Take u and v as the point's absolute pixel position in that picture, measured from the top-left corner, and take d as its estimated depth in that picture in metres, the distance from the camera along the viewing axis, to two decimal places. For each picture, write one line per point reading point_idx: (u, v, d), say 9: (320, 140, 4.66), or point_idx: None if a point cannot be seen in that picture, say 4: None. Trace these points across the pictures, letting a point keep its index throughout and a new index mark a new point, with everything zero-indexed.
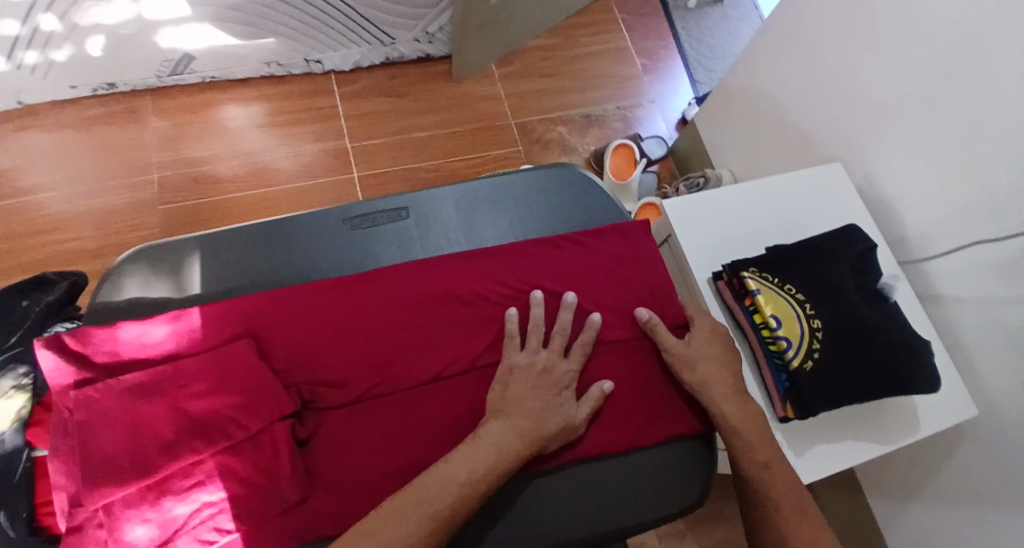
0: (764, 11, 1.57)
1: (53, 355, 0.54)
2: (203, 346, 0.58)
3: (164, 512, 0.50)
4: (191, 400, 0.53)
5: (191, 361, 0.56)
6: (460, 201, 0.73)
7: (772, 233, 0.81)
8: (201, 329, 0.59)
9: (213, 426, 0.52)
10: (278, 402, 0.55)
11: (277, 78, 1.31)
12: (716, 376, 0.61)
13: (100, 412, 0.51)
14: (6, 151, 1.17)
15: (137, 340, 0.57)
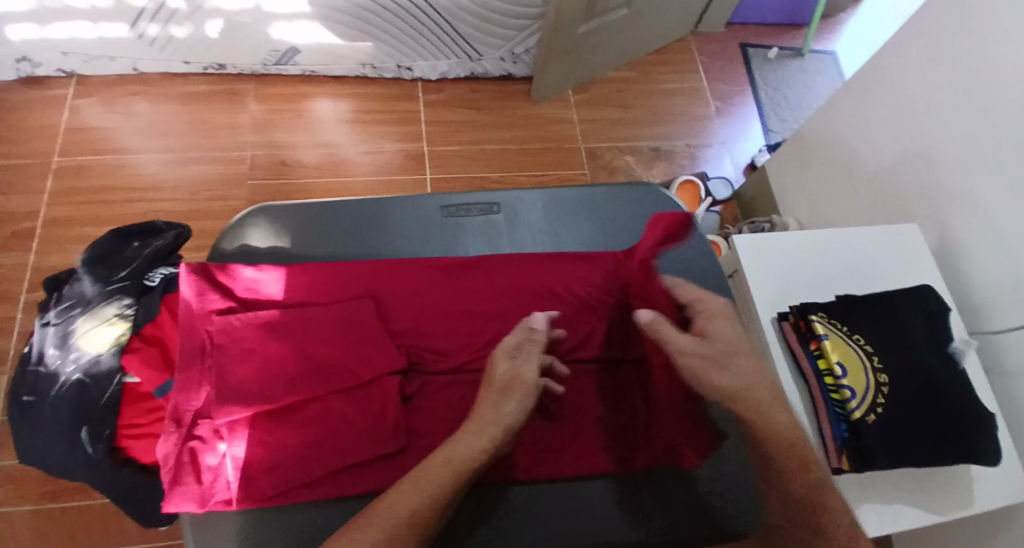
0: (845, 70, 1.57)
1: (191, 281, 0.59)
2: (322, 301, 0.63)
3: (279, 436, 0.54)
4: (317, 347, 0.58)
5: (318, 311, 0.61)
6: (549, 206, 0.78)
7: (842, 282, 0.80)
8: (319, 286, 0.64)
9: (334, 375, 0.57)
10: (388, 360, 0.60)
11: (368, 79, 1.39)
12: (750, 390, 0.57)
13: (239, 342, 0.57)
14: (118, 114, 1.27)
15: (257, 286, 0.62)
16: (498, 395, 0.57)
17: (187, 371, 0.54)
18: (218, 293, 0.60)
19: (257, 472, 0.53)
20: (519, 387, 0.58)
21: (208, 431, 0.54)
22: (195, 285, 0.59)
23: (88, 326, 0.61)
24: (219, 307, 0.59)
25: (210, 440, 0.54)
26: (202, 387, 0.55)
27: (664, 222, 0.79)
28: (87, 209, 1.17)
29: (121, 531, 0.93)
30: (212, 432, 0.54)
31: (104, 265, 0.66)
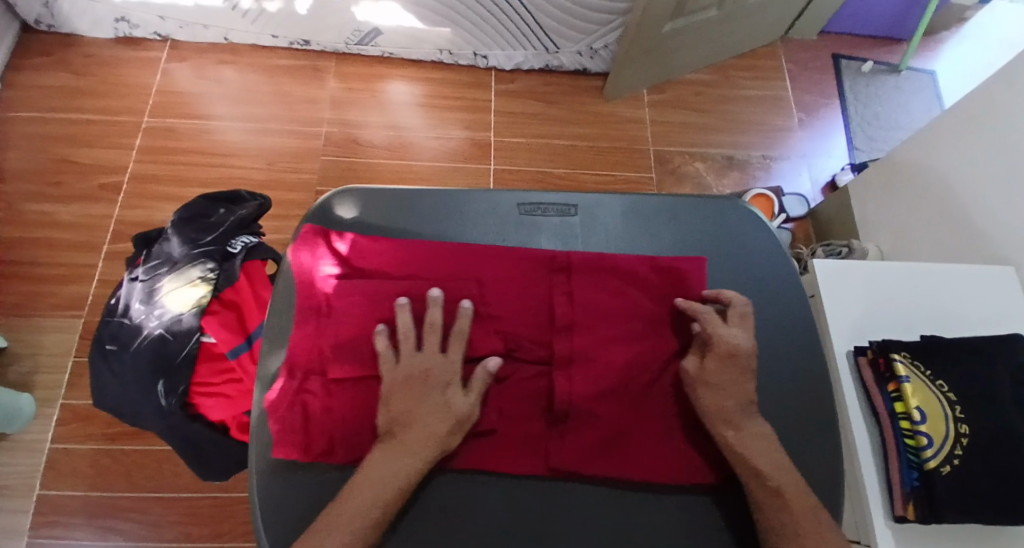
0: (946, 91, 1.46)
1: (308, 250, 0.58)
2: (432, 272, 0.57)
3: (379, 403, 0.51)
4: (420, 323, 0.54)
5: (421, 286, 0.56)
6: (630, 214, 0.61)
7: (927, 323, 0.75)
8: (429, 256, 0.58)
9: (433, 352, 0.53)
10: (482, 344, 0.54)
11: (444, 64, 1.40)
12: (726, 406, 0.49)
13: (350, 306, 0.55)
14: (206, 80, 1.33)
15: (367, 253, 0.58)
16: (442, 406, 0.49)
17: (304, 327, 0.55)
18: (332, 255, 0.58)
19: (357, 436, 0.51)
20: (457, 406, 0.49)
21: (316, 389, 0.53)
22: (319, 252, 0.58)
23: (174, 285, 0.64)
24: (335, 272, 0.58)
25: (315, 395, 0.53)
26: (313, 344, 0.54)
27: (757, 243, 0.61)
28: (171, 170, 1.23)
29: (175, 476, 0.99)
30: (321, 391, 0.53)
31: (193, 227, 0.69)
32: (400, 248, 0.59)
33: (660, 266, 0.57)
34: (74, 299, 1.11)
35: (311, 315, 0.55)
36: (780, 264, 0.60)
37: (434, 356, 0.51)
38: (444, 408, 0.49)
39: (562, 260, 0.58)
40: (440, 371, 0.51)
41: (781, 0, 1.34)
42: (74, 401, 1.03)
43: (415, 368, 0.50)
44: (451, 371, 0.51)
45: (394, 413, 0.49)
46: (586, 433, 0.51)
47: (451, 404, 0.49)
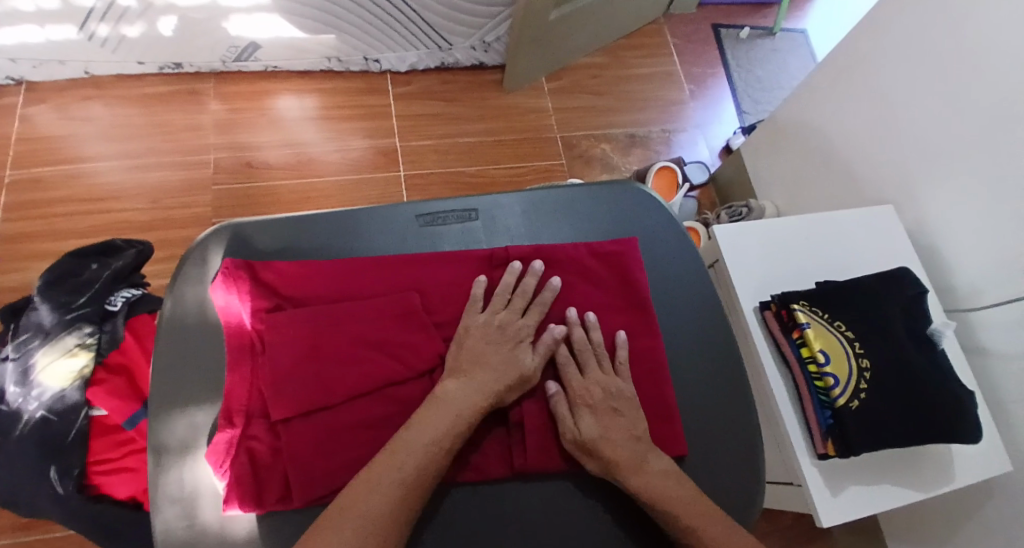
0: (815, 48, 1.58)
1: (228, 290, 0.50)
2: (373, 289, 0.53)
3: (338, 435, 0.46)
4: (374, 344, 0.50)
5: (365, 305, 0.51)
6: (529, 212, 0.61)
7: (821, 270, 0.81)
8: (365, 273, 0.54)
9: (395, 370, 0.49)
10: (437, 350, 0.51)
11: (334, 73, 1.34)
12: (620, 453, 0.47)
13: (286, 336, 0.48)
14: (70, 120, 1.21)
15: (297, 278, 0.52)
16: (507, 358, 0.49)
17: (238, 369, 0.48)
18: (253, 285, 0.50)
19: (320, 476, 0.45)
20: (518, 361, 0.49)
21: (262, 431, 0.46)
22: (236, 290, 0.50)
23: (49, 358, 0.58)
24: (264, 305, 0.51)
25: (264, 441, 0.46)
26: (250, 387, 0.48)
27: (653, 224, 0.62)
28: (43, 224, 1.11)
29: None
30: (266, 432, 0.46)
31: (61, 289, 0.62)
32: (332, 268, 0.53)
33: (600, 250, 0.58)
34: None
35: (244, 354, 0.49)
36: (676, 243, 0.62)
37: (516, 317, 0.52)
38: (514, 361, 0.49)
39: (502, 256, 0.56)
40: (518, 331, 0.51)
41: None
42: None
43: (498, 320, 0.51)
44: (529, 330, 0.52)
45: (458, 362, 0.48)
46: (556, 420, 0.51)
47: (520, 359, 0.50)
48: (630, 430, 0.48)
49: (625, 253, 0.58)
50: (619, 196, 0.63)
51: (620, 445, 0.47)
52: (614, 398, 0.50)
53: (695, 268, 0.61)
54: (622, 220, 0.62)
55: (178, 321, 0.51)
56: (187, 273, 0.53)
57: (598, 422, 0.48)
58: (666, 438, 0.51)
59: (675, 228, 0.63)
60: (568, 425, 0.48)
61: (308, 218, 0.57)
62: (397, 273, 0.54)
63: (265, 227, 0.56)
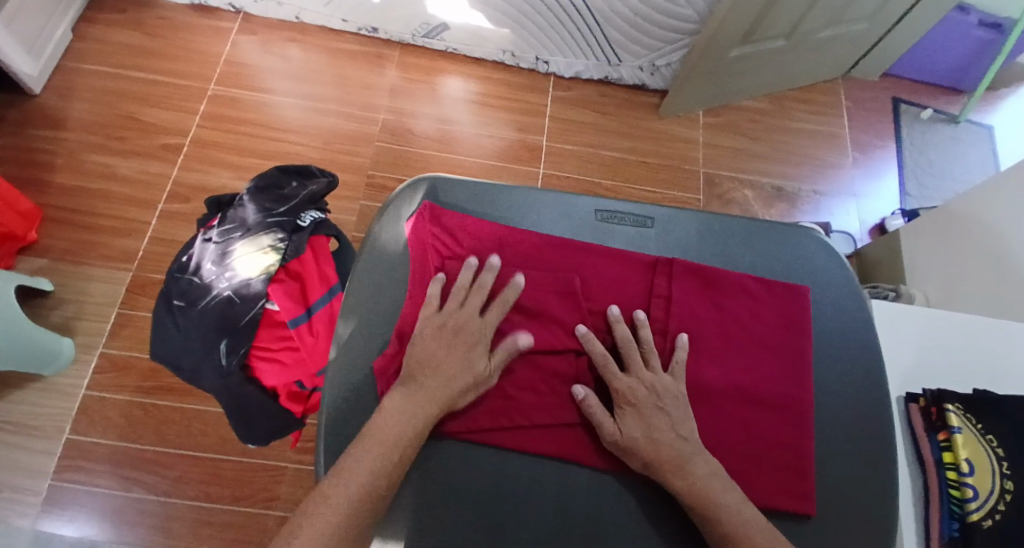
0: (1003, 147, 1.45)
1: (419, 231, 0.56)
2: (544, 264, 0.56)
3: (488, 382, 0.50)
4: (537, 314, 0.53)
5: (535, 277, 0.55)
6: (703, 232, 0.61)
7: (983, 377, 0.74)
8: (540, 248, 0.57)
9: (555, 343, 0.52)
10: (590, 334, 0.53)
11: (504, 66, 1.41)
12: (662, 454, 0.47)
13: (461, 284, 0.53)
14: (272, 56, 1.36)
15: (477, 236, 0.56)
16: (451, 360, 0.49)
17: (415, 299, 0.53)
18: (442, 232, 0.56)
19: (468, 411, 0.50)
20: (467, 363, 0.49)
21: None
22: (427, 229, 0.55)
23: (247, 250, 0.66)
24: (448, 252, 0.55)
25: None
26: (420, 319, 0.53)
27: (827, 277, 0.60)
28: (231, 139, 1.26)
29: (205, 435, 1.02)
30: None
31: (268, 196, 0.71)
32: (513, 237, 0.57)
33: (767, 287, 0.57)
34: (124, 252, 1.14)
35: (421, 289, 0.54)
36: (847, 304, 0.59)
37: (472, 315, 0.51)
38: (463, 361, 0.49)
39: (667, 263, 0.57)
40: (473, 329, 0.51)
41: (850, 37, 1.34)
42: (111, 350, 1.06)
43: (451, 320, 0.51)
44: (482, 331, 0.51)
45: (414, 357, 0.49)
46: None
47: (473, 362, 0.49)
48: (675, 430, 0.48)
49: (787, 294, 0.57)
50: (796, 242, 0.62)
51: (663, 444, 0.47)
52: (660, 395, 0.50)
53: (860, 335, 0.58)
54: (794, 267, 0.61)
55: (374, 247, 0.57)
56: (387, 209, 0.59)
57: (643, 422, 0.48)
58: (787, 488, 0.49)
59: (851, 288, 0.60)
60: (609, 427, 0.48)
61: (498, 188, 0.61)
62: (569, 255, 0.57)
63: (460, 186, 0.61)
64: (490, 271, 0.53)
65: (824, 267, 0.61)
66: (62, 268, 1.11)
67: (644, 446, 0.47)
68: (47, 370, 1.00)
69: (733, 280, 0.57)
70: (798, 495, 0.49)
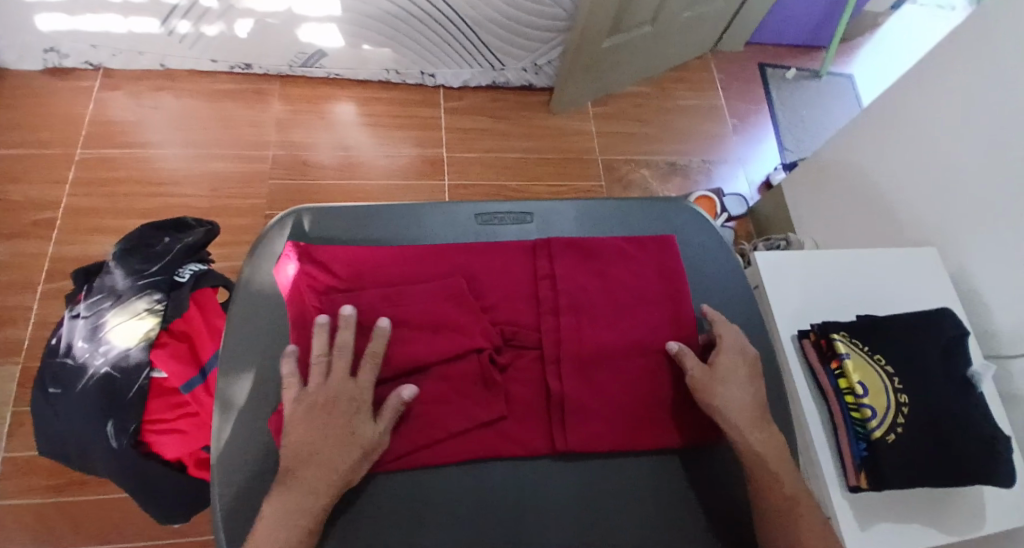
0: (862, 93, 1.59)
1: (294, 268, 0.54)
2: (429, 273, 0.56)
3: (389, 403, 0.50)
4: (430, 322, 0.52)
5: (421, 287, 0.54)
6: (580, 218, 0.64)
7: (863, 304, 0.80)
8: (423, 259, 0.57)
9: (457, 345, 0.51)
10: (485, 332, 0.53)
11: (391, 84, 1.40)
12: (748, 412, 0.50)
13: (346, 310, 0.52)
14: (142, 108, 1.28)
15: (355, 259, 0.55)
16: (330, 437, 0.45)
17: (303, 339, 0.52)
18: (317, 264, 0.54)
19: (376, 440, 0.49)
20: (359, 439, 0.46)
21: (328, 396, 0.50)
22: (301, 264, 0.54)
23: (120, 318, 0.62)
24: (329, 282, 0.54)
25: None
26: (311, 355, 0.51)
27: (700, 242, 0.65)
28: (109, 202, 1.18)
29: (128, 522, 0.94)
30: None
31: (138, 257, 0.66)
32: (393, 254, 0.57)
33: (640, 246, 0.61)
34: (8, 344, 1.04)
35: (307, 325, 0.52)
36: (722, 265, 0.63)
37: (343, 383, 0.48)
38: (350, 435, 0.46)
39: (545, 246, 0.59)
40: (347, 399, 0.47)
41: (710, 14, 1.42)
42: (10, 453, 0.96)
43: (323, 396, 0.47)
44: (359, 397, 0.47)
45: (295, 451, 0.45)
46: (591, 404, 0.52)
47: (360, 433, 0.46)
48: (759, 398, 0.52)
49: (657, 244, 0.61)
50: (668, 216, 0.65)
51: (747, 399, 0.51)
52: (754, 364, 0.54)
53: (737, 291, 0.62)
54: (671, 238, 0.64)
55: (251, 288, 0.55)
56: (257, 250, 0.57)
57: (735, 377, 0.52)
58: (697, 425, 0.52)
59: (722, 251, 0.64)
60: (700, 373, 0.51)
61: (374, 209, 0.61)
62: (452, 261, 0.57)
63: (333, 213, 0.60)
64: (345, 328, 0.50)
65: (696, 233, 0.65)
66: None
67: (735, 397, 0.51)
68: None
69: (609, 246, 0.60)
70: (710, 427, 0.53)
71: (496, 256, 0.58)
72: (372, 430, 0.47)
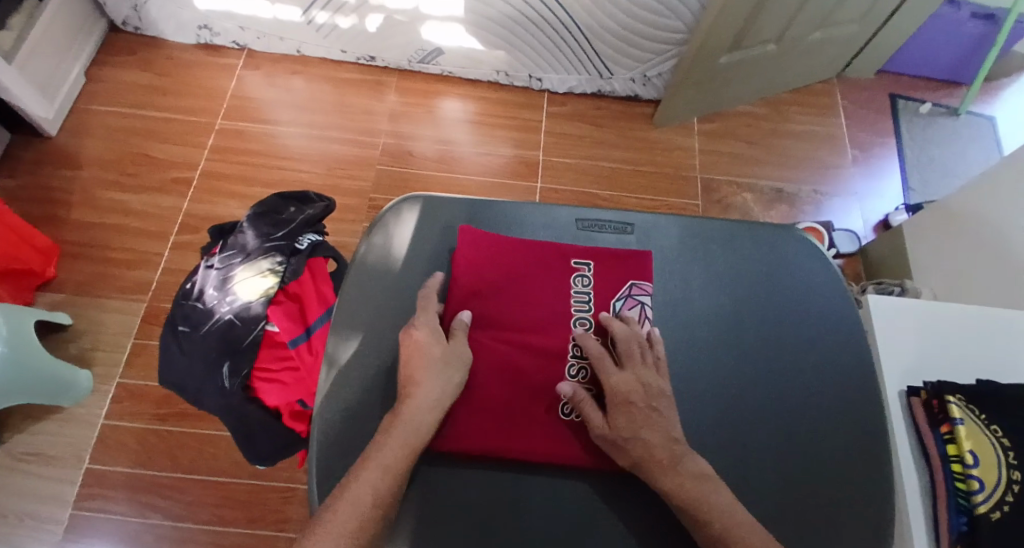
0: (1008, 137, 1.43)
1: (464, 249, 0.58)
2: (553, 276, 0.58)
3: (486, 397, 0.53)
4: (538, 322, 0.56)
5: (543, 290, 0.57)
6: (684, 236, 0.63)
7: (987, 369, 0.72)
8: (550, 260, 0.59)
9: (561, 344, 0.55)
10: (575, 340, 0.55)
11: (499, 85, 1.45)
12: (655, 451, 0.47)
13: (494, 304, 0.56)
14: (275, 88, 1.41)
15: (509, 252, 0.59)
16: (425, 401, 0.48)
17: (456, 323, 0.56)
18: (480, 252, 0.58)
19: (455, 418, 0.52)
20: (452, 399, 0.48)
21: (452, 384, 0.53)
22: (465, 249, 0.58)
23: (246, 274, 0.69)
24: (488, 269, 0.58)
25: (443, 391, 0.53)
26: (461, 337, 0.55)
27: (806, 273, 0.61)
28: (236, 169, 1.31)
29: (216, 458, 1.04)
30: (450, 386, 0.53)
31: (267, 221, 0.74)
32: (537, 252, 0.59)
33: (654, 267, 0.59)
34: (138, 283, 1.18)
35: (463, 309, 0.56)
36: (821, 314, 0.60)
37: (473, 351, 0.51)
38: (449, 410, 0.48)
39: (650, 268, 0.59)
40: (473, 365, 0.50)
41: (840, 38, 1.34)
42: (127, 378, 1.09)
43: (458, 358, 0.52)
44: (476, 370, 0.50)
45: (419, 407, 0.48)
46: None
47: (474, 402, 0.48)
48: (666, 432, 0.48)
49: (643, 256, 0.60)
50: (777, 249, 0.62)
51: (656, 445, 0.47)
52: (654, 396, 0.50)
53: (833, 339, 0.59)
54: (772, 273, 0.61)
55: (365, 261, 0.59)
56: (375, 223, 0.61)
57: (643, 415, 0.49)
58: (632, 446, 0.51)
59: (826, 295, 0.61)
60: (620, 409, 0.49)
61: (479, 202, 0.64)
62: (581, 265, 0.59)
63: (443, 201, 0.63)
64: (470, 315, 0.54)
65: (807, 276, 0.61)
66: (81, 301, 1.16)
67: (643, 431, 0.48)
68: (66, 398, 1.03)
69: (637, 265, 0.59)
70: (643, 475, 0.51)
71: (621, 264, 0.59)
72: None
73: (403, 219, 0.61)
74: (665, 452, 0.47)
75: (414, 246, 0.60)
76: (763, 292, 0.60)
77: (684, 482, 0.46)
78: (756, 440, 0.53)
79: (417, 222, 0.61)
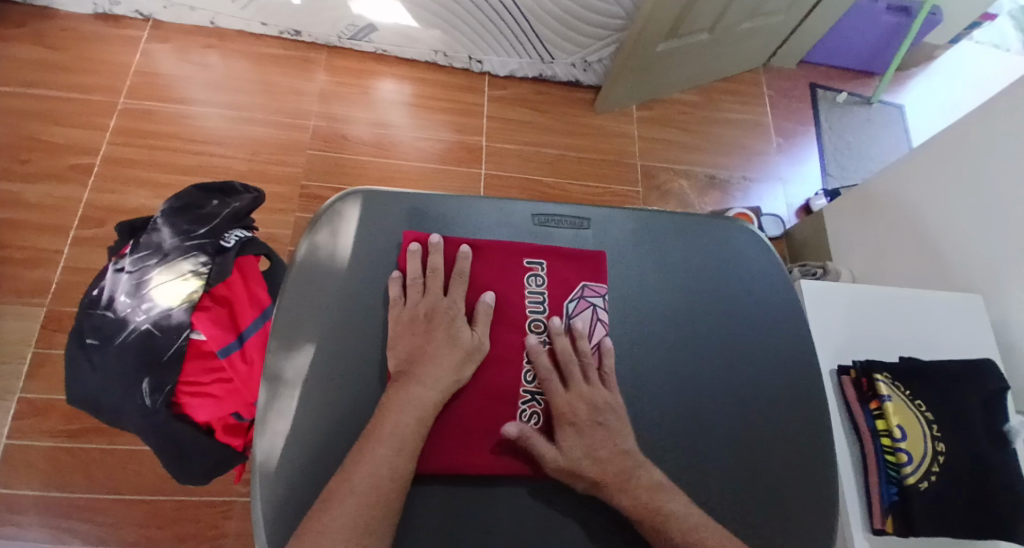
0: (912, 125, 1.56)
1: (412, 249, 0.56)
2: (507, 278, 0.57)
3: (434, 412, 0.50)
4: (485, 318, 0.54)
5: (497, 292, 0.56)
6: (639, 230, 0.63)
7: (904, 346, 0.79)
8: (504, 262, 0.57)
9: (514, 343, 0.54)
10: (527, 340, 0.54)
11: (436, 66, 1.39)
12: (609, 470, 0.48)
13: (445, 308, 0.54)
14: (187, 64, 1.28)
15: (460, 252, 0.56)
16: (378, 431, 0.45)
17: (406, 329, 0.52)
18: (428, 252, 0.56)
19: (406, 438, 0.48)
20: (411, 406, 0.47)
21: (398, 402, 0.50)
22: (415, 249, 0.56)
23: (163, 278, 0.61)
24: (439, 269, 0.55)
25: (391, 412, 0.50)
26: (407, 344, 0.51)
27: (754, 266, 0.63)
28: (147, 154, 1.18)
29: (139, 476, 0.94)
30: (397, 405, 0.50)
31: (186, 217, 0.66)
32: (490, 253, 0.57)
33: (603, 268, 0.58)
34: (35, 285, 1.04)
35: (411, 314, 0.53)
36: (768, 308, 0.61)
37: (438, 298, 0.54)
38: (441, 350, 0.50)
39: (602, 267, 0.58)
40: (443, 311, 0.53)
41: (768, 28, 1.40)
42: (29, 392, 0.97)
43: (422, 309, 0.52)
44: (450, 309, 0.53)
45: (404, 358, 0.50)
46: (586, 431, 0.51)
47: (458, 338, 0.51)
48: (616, 444, 0.49)
49: (594, 256, 0.59)
50: (725, 245, 0.63)
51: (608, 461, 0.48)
52: (599, 411, 0.50)
53: (781, 330, 0.60)
54: (722, 268, 0.62)
55: (309, 263, 0.54)
56: (316, 220, 0.56)
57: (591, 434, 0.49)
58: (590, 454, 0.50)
59: (773, 290, 0.62)
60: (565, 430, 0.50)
61: (429, 199, 0.60)
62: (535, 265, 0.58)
63: (391, 198, 0.59)
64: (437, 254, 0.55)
65: (754, 271, 0.63)
66: None
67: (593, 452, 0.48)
68: None
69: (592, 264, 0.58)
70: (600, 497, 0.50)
71: (577, 263, 0.58)
72: (468, 335, 0.52)
73: (347, 217, 0.57)
74: (619, 467, 0.48)
75: (360, 246, 0.56)
76: (715, 286, 0.61)
77: (641, 496, 0.47)
78: (715, 429, 0.54)
79: (363, 220, 0.57)
